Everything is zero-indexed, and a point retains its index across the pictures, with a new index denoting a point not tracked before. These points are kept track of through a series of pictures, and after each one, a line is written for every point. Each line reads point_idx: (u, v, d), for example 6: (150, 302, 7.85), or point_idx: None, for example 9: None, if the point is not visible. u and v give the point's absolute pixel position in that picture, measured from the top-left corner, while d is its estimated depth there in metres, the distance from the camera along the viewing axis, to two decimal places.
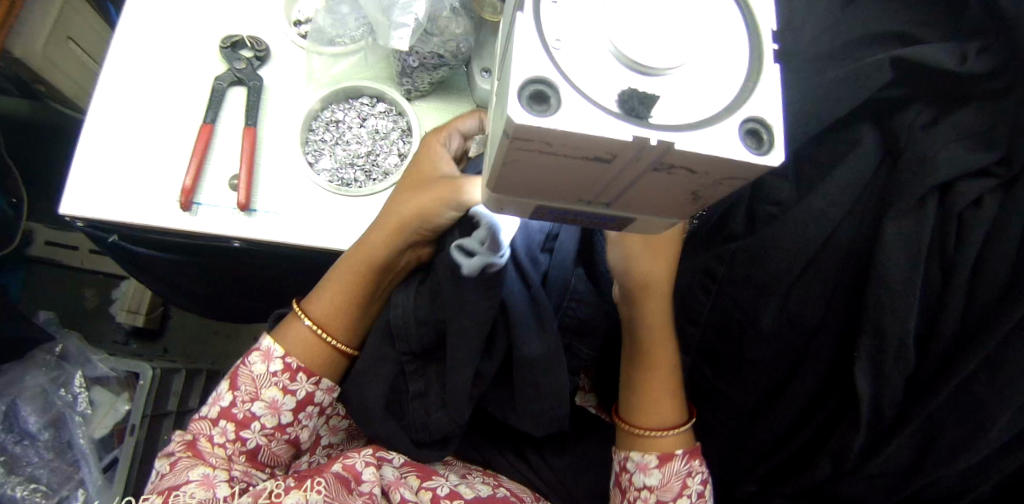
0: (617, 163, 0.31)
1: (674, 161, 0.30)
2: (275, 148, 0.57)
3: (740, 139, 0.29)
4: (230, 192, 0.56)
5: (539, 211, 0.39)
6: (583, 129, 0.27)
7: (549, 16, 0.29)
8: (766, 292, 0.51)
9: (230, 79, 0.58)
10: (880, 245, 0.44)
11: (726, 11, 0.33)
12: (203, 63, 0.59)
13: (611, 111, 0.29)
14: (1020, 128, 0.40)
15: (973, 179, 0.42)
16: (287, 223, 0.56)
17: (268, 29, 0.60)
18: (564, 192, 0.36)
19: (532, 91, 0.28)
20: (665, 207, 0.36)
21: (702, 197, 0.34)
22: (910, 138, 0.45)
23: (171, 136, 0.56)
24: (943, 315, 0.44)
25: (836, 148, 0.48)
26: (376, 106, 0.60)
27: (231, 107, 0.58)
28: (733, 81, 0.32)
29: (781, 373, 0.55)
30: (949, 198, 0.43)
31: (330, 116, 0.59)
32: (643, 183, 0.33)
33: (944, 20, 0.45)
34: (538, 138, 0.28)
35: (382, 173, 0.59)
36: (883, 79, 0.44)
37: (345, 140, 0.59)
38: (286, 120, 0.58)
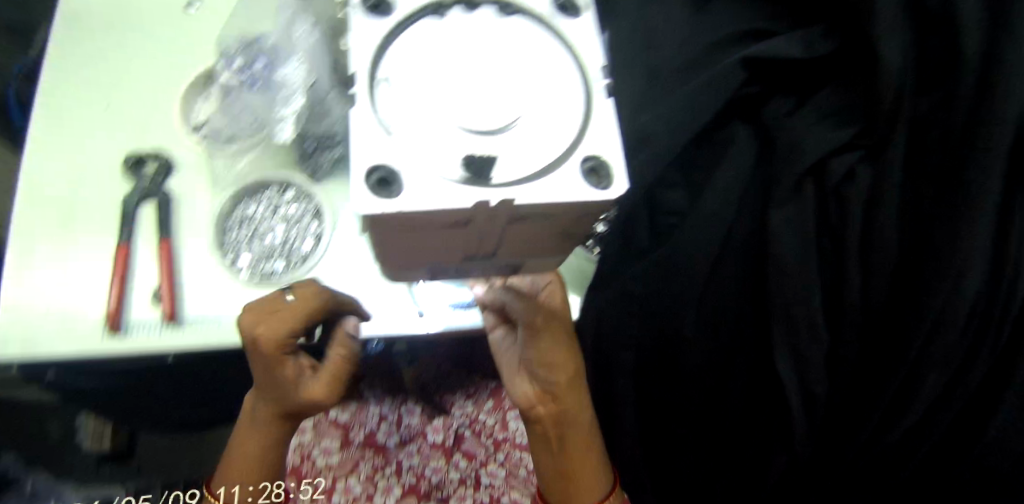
0: (474, 225, 0.33)
1: (523, 213, 0.32)
2: (193, 254, 0.57)
3: (580, 179, 0.31)
4: (156, 307, 0.56)
5: (435, 272, 0.40)
6: (429, 205, 0.30)
7: (387, 104, 0.32)
8: (681, 301, 0.50)
9: (137, 197, 0.58)
10: (771, 233, 0.46)
11: (557, 59, 0.35)
12: (110, 186, 0.59)
13: (453, 178, 0.31)
14: (870, 100, 0.43)
15: (841, 155, 0.46)
16: (216, 326, 0.56)
17: (166, 138, 0.61)
18: (446, 253, 0.37)
19: (378, 177, 0.30)
20: (541, 245, 0.37)
21: (572, 231, 0.35)
22: (779, 126, 0.47)
23: (89, 264, 0.57)
24: (845, 287, 0.46)
25: (715, 149, 0.50)
26: (285, 194, 0.59)
27: (143, 224, 0.59)
28: (571, 119, 0.33)
29: (716, 377, 0.53)
30: (823, 178, 0.46)
31: (240, 213, 0.59)
32: (510, 230, 0.34)
33: (787, 13, 0.49)
34: (393, 219, 0.31)
35: (299, 257, 0.58)
36: (739, 78, 0.47)
37: (258, 233, 0.58)
38: (198, 224, 0.58)
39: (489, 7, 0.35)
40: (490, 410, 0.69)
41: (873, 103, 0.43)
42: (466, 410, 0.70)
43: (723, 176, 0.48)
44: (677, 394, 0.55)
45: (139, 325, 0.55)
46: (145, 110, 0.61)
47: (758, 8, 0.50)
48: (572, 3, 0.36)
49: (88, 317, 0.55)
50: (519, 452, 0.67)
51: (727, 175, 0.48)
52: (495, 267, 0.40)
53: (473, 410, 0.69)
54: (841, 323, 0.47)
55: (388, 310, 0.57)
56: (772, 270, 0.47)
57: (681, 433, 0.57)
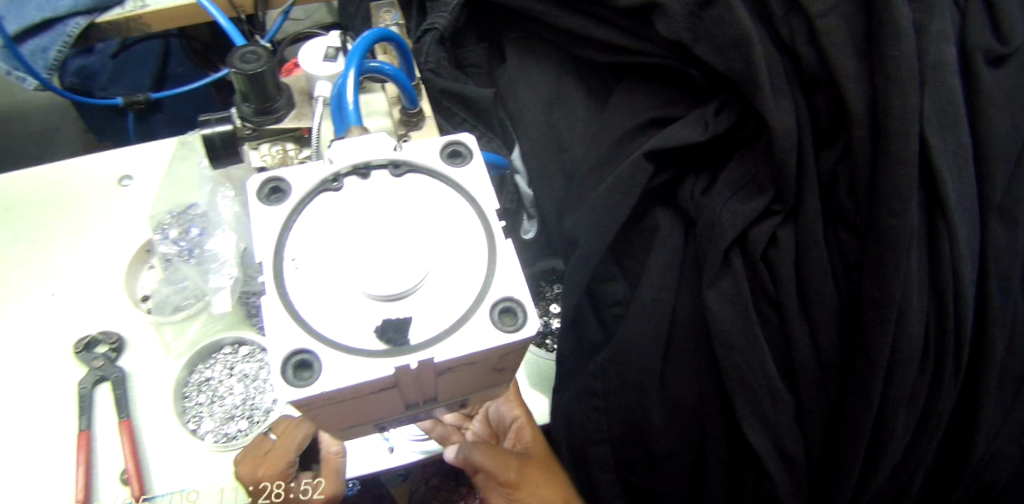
0: (402, 385, 0.33)
1: (446, 366, 0.32)
2: (156, 429, 0.56)
3: (490, 325, 0.32)
4: (124, 486, 0.54)
5: (383, 427, 0.40)
6: (351, 379, 0.30)
7: (296, 287, 0.33)
8: (644, 393, 0.52)
9: (91, 381, 0.57)
10: (711, 312, 0.47)
11: (455, 209, 0.36)
12: (61, 370, 0.58)
13: (372, 351, 0.31)
14: (773, 171, 0.45)
15: (759, 225, 0.47)
16: (188, 497, 0.54)
17: (113, 316, 0.61)
18: (384, 408, 0.37)
19: (297, 363, 0.31)
20: (481, 385, 0.38)
21: (505, 368, 0.36)
22: (697, 205, 0.49)
23: (49, 453, 0.55)
24: (796, 347, 0.47)
25: (644, 236, 0.52)
26: (239, 352, 0.60)
27: (101, 406, 0.57)
28: (476, 268, 0.34)
29: (695, 454, 0.54)
30: (748, 246, 0.47)
31: (199, 378, 0.59)
32: (443, 382, 0.35)
33: (683, 96, 0.50)
34: (317, 398, 0.31)
35: (261, 414, 0.58)
36: (649, 170, 0.48)
37: (219, 395, 0.58)
38: (157, 396, 0.58)
39: (381, 170, 0.37)
40: None
41: (776, 173, 0.45)
42: None
43: (656, 261, 0.50)
44: (661, 482, 0.55)
45: None
46: (91, 292, 0.62)
47: (656, 93, 0.51)
48: (463, 149, 0.38)
49: None
50: None
51: (659, 261, 0.50)
52: (438, 408, 0.40)
53: None
54: (800, 383, 0.48)
55: (356, 451, 0.54)
56: (720, 346, 0.47)
57: None
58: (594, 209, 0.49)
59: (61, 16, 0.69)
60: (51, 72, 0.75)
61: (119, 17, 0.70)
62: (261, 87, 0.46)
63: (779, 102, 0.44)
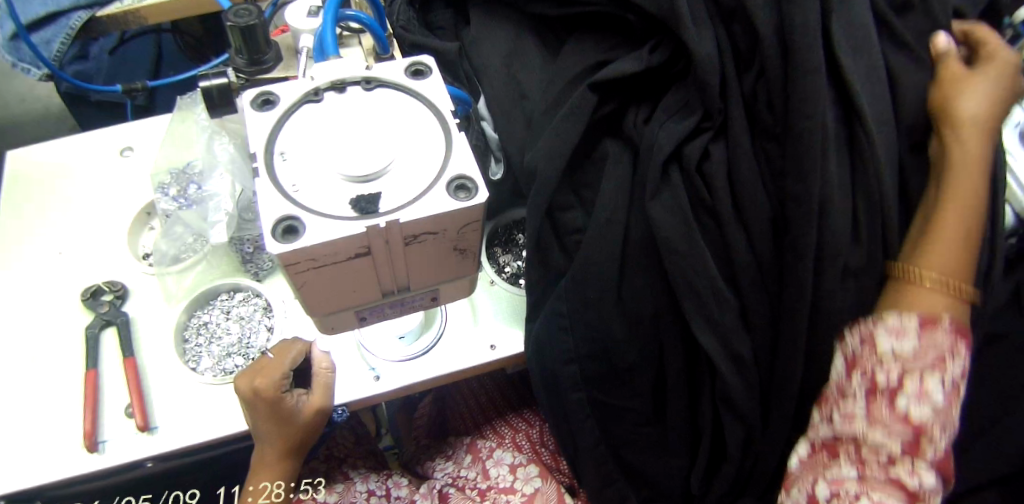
0: (376, 254, 0.39)
1: (412, 231, 0.38)
2: (159, 367, 0.61)
3: (447, 195, 0.38)
4: (129, 419, 0.59)
5: (365, 316, 0.46)
6: (331, 234, 0.36)
7: (285, 173, 0.39)
8: (603, 307, 0.55)
9: (98, 324, 0.62)
10: (655, 223, 0.52)
11: (417, 113, 0.42)
12: (71, 318, 0.64)
13: (346, 217, 0.37)
14: (701, 92, 0.51)
15: (695, 139, 0.53)
16: (188, 427, 0.58)
17: (120, 269, 0.66)
18: (363, 290, 0.42)
19: (285, 226, 0.36)
20: (447, 270, 0.43)
21: (467, 249, 0.41)
22: (639, 131, 0.54)
23: (61, 391, 0.60)
24: (733, 250, 0.52)
25: (596, 167, 0.57)
26: (235, 297, 0.65)
27: (109, 349, 0.63)
28: (434, 154, 0.40)
29: (654, 365, 0.58)
30: (683, 161, 0.52)
31: (197, 321, 0.64)
32: (412, 258, 0.40)
33: (624, 39, 0.57)
34: (303, 257, 0.37)
35: (256, 351, 0.62)
36: (592, 100, 0.54)
37: (216, 336, 0.63)
38: (159, 339, 0.63)
39: (356, 86, 0.43)
40: (470, 464, 0.73)
41: (705, 94, 0.51)
42: (448, 471, 0.73)
43: (608, 185, 0.54)
44: (626, 397, 0.59)
45: (114, 439, 0.58)
46: (99, 249, 0.68)
47: (600, 38, 0.57)
48: (425, 67, 0.44)
49: (65, 441, 0.57)
50: (506, 496, 0.69)
51: (611, 184, 0.54)
52: (411, 299, 0.45)
53: (454, 468, 0.73)
54: (742, 285, 0.53)
55: (344, 377, 0.59)
56: (666, 253, 0.52)
57: (635, 432, 0.61)
58: (548, 139, 0.54)
59: (63, 10, 0.78)
60: (57, 61, 0.82)
61: (117, 11, 0.77)
62: (254, 42, 0.53)
63: (700, 32, 0.51)
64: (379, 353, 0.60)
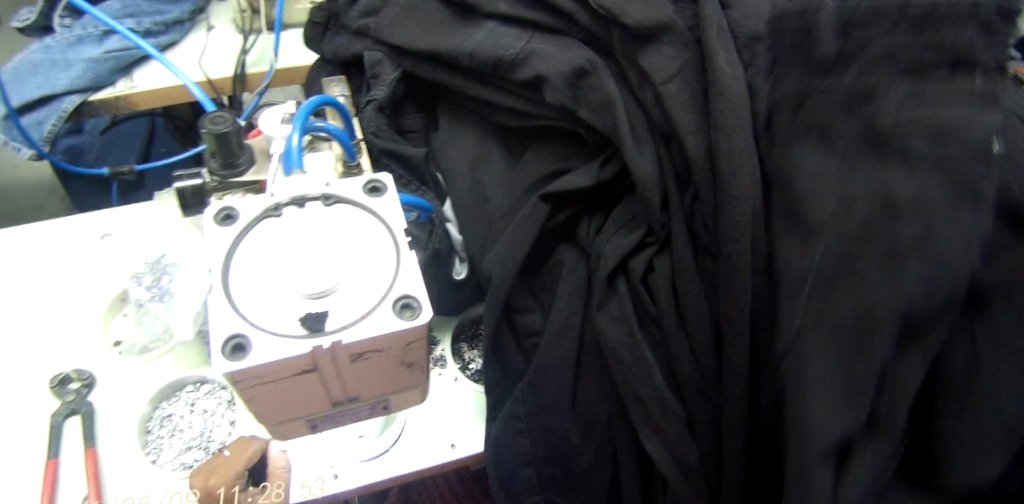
0: (323, 370, 0.40)
1: (358, 350, 0.39)
2: (118, 459, 0.61)
3: (391, 317, 0.39)
4: None
5: (315, 425, 0.46)
6: (276, 353, 0.37)
7: (240, 289, 0.40)
8: (559, 410, 0.56)
9: (63, 412, 0.63)
10: (602, 331, 0.53)
11: (370, 232, 0.44)
12: (36, 406, 0.64)
13: (294, 335, 0.38)
14: (645, 208, 0.53)
15: (638, 254, 0.54)
16: None
17: (90, 357, 0.67)
18: (312, 402, 0.43)
19: (234, 344, 0.37)
20: (396, 383, 0.44)
21: (415, 363, 0.43)
22: (590, 241, 0.57)
23: (17, 483, 0.59)
24: (678, 362, 0.52)
25: (552, 271, 0.58)
26: (201, 389, 0.66)
27: (71, 439, 0.62)
28: (384, 274, 0.41)
29: (609, 470, 0.58)
30: (629, 273, 0.54)
31: (162, 413, 0.64)
32: (360, 373, 0.41)
33: (580, 151, 0.60)
34: (249, 374, 0.38)
35: (216, 446, 0.62)
36: (546, 209, 0.56)
37: (179, 428, 0.63)
38: (122, 429, 0.63)
39: (315, 202, 0.45)
40: None
41: (648, 210, 0.53)
42: None
43: (562, 291, 0.56)
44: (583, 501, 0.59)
45: None
46: (71, 337, 0.68)
47: (558, 149, 0.60)
48: (382, 185, 0.47)
49: None
50: None
51: (565, 289, 0.56)
52: (363, 408, 0.46)
53: None
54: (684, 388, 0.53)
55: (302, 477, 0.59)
56: (615, 361, 0.53)
57: None
58: (504, 246, 0.56)
59: (56, 94, 0.81)
60: (46, 142, 0.84)
61: (109, 96, 0.83)
62: (227, 146, 0.55)
63: (647, 150, 0.53)
64: (338, 455, 0.59)
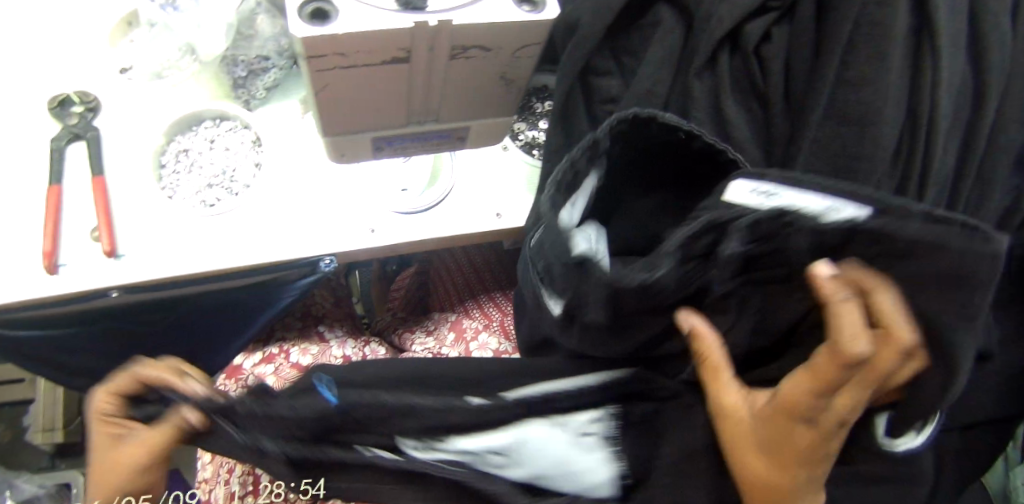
0: (416, 61, 0.34)
1: (464, 40, 0.33)
2: (130, 191, 0.55)
3: (512, 4, 0.33)
4: (96, 243, 0.54)
5: (379, 145, 0.41)
6: (368, 24, 0.30)
7: None
8: None
9: (66, 136, 0.56)
10: (692, 99, 0.49)
11: None
12: (35, 127, 0.57)
13: (388, 6, 0.31)
14: None
15: (755, 20, 0.48)
16: (158, 258, 0.53)
17: (96, 80, 0.59)
18: (389, 110, 0.37)
19: (313, 7, 0.30)
20: (482, 101, 0.39)
21: (510, 78, 0.38)
22: (698, 1, 0.50)
23: (23, 204, 0.55)
24: None
25: (644, 33, 0.52)
26: (222, 125, 0.58)
27: (76, 164, 0.56)
28: None
29: None
30: (741, 40, 0.49)
31: (177, 147, 0.57)
32: (452, 77, 0.36)
33: None
34: (331, 49, 0.31)
35: (242, 188, 0.56)
36: None
37: (198, 164, 0.56)
38: (134, 161, 0.56)
39: None
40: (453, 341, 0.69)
41: None
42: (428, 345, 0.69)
43: (654, 53, 0.50)
44: None
45: (80, 262, 0.53)
46: (73, 55, 0.59)
47: None
48: None
49: (28, 258, 0.53)
50: None
51: (658, 53, 0.50)
52: (439, 132, 0.41)
53: (434, 344, 0.69)
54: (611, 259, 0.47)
55: (338, 227, 0.55)
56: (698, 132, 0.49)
57: None
58: None
59: None
60: None
61: None
62: None
63: None
64: (384, 207, 0.56)
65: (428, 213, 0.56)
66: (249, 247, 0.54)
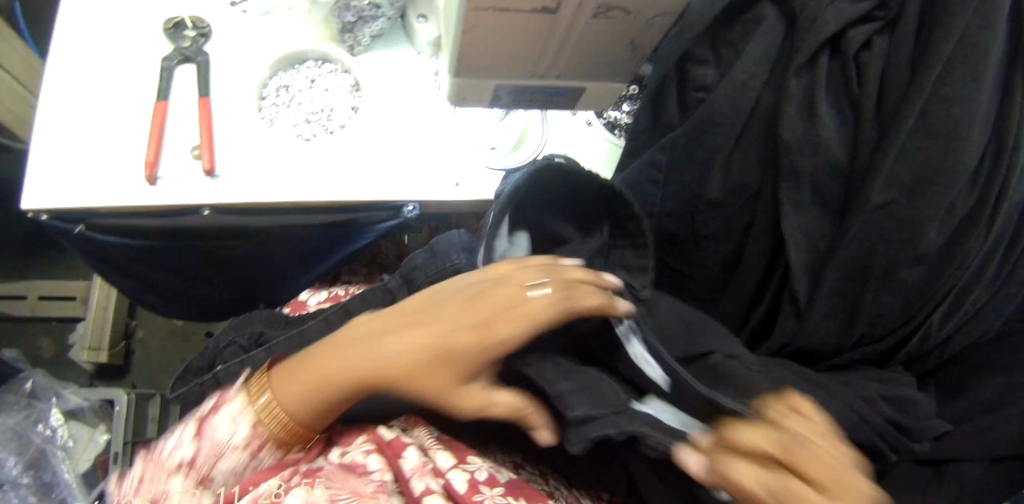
0: (560, 14, 0.35)
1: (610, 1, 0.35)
2: (231, 116, 0.58)
3: None
4: (195, 162, 0.56)
5: (497, 94, 0.44)
6: None
7: None
8: (710, 166, 0.54)
9: (177, 58, 0.58)
10: (786, 96, 0.50)
11: None
12: (149, 45, 0.60)
13: None
14: None
15: (858, 27, 0.49)
16: (251, 184, 0.56)
17: (208, 9, 0.61)
18: (518, 59, 0.40)
19: None
20: (603, 62, 0.41)
21: (637, 44, 0.40)
22: None
23: (127, 117, 0.57)
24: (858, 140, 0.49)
25: (745, 27, 0.52)
26: (323, 67, 0.61)
27: (182, 83, 0.59)
28: None
29: (735, 241, 0.57)
30: (842, 45, 0.50)
31: (279, 82, 0.60)
32: (587, 35, 0.38)
33: None
34: None
35: (338, 127, 0.59)
36: None
37: (298, 100, 0.59)
38: (238, 89, 0.59)
39: None
40: None
41: None
42: None
43: (754, 47, 0.51)
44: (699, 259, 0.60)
45: (177, 177, 0.56)
46: None
47: None
48: None
49: (128, 168, 0.56)
50: None
51: (758, 48, 0.51)
52: (554, 89, 0.44)
53: None
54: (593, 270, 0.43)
55: (423, 177, 0.57)
56: (787, 128, 0.50)
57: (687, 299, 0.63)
58: None
59: None
60: None
61: None
62: None
63: None
64: (470, 163, 0.58)
65: (511, 175, 0.59)
66: (338, 185, 0.56)
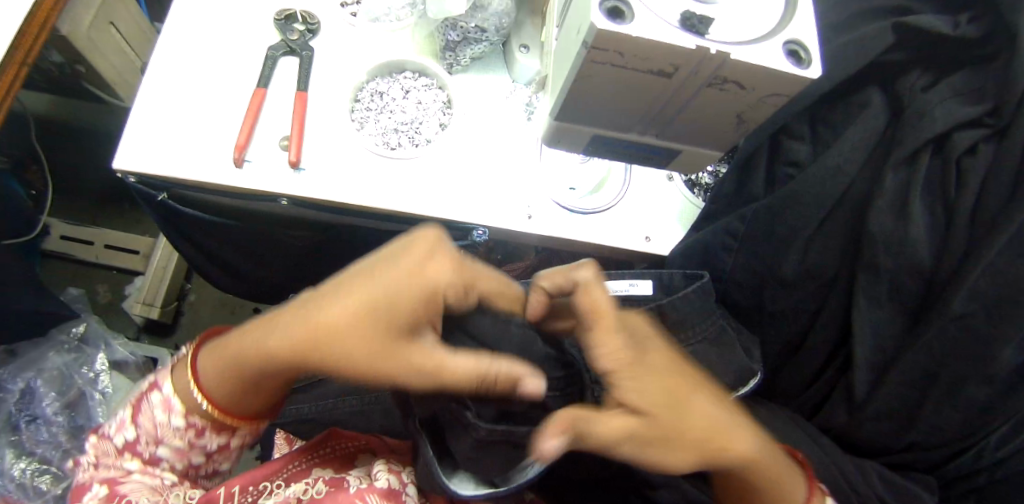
0: (676, 78, 0.36)
1: (728, 74, 0.35)
2: (324, 113, 0.60)
3: (783, 56, 0.34)
4: (281, 151, 0.58)
5: (594, 141, 0.44)
6: (658, 36, 0.32)
7: None
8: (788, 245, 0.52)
9: (283, 49, 0.61)
10: (881, 187, 0.49)
11: None
12: (259, 33, 0.62)
13: (672, 23, 0.33)
14: (1005, 81, 0.46)
15: (967, 130, 0.47)
16: (331, 182, 0.57)
17: (319, 8, 0.64)
18: (623, 113, 0.40)
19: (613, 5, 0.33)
20: (708, 131, 0.41)
21: (745, 119, 0.39)
22: (910, 97, 0.50)
23: (226, 98, 0.59)
24: (949, 246, 0.46)
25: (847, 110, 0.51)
26: (419, 80, 0.62)
27: (283, 74, 0.61)
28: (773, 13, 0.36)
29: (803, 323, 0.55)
30: (945, 146, 0.47)
31: (374, 88, 0.61)
32: (699, 102, 0.38)
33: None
34: (615, 48, 0.33)
35: (423, 141, 0.60)
36: (882, 43, 0.50)
37: (389, 109, 0.61)
38: (334, 88, 0.61)
39: None
40: None
41: (1009, 84, 0.45)
42: None
43: (853, 133, 0.50)
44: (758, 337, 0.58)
45: (262, 163, 0.57)
46: None
47: None
48: None
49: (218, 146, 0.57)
50: None
51: (856, 135, 0.50)
52: (654, 146, 0.44)
53: None
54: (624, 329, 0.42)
55: (497, 204, 0.58)
56: (878, 220, 0.48)
57: None
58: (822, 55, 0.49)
59: None
60: None
61: None
62: None
63: None
64: (547, 197, 0.59)
65: (584, 216, 0.59)
66: (413, 198, 0.57)
